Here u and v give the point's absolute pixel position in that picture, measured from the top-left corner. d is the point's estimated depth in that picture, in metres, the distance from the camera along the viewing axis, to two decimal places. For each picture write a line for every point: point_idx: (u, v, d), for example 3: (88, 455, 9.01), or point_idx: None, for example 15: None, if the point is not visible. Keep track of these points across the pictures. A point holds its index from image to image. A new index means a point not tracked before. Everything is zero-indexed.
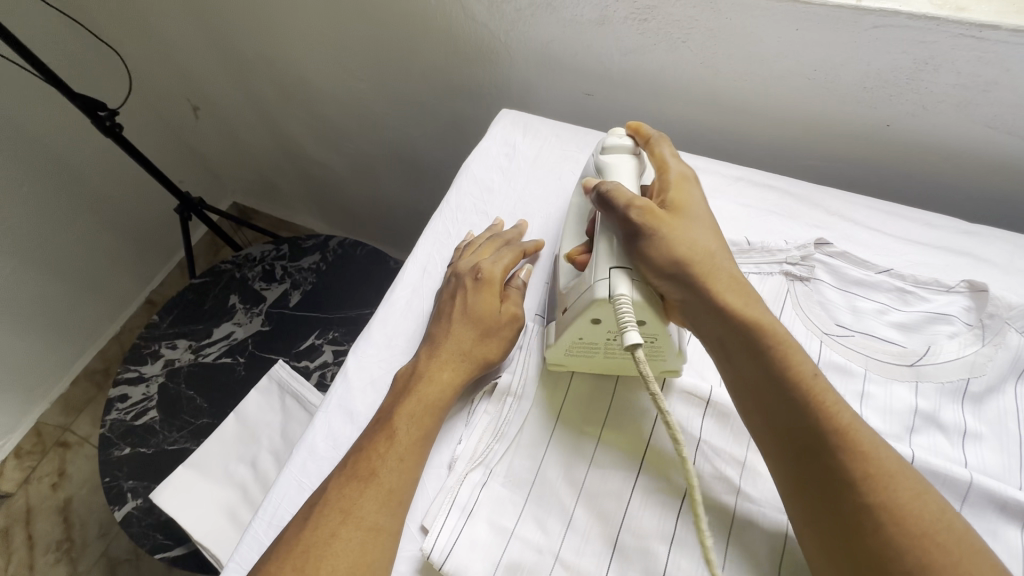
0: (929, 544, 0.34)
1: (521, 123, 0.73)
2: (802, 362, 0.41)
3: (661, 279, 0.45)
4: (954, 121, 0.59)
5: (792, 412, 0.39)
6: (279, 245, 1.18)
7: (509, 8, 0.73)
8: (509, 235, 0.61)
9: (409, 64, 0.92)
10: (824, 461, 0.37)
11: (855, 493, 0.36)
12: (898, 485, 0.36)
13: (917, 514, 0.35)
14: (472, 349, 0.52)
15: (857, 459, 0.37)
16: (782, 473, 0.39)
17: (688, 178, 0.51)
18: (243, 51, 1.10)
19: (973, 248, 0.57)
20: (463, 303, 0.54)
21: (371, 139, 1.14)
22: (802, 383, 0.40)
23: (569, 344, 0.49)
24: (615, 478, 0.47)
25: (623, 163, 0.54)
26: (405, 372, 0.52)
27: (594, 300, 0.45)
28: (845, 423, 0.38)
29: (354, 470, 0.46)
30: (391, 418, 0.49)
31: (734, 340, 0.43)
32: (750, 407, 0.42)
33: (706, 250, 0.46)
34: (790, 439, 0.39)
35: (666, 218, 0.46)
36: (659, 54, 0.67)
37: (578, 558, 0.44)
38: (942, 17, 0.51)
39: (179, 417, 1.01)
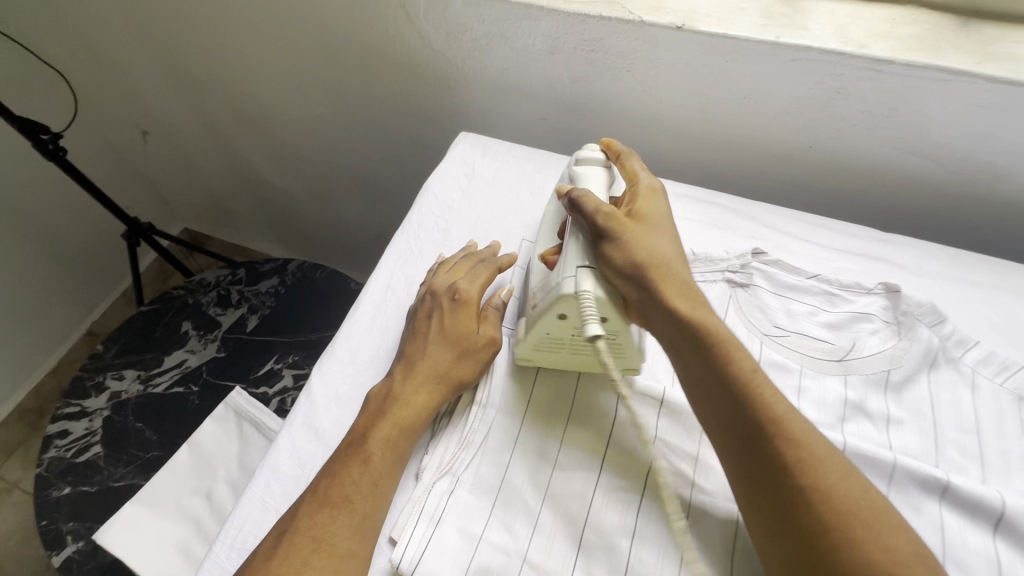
0: (854, 520, 0.37)
1: (480, 145, 0.76)
2: (744, 358, 0.44)
3: (621, 280, 0.48)
4: (865, 142, 0.66)
5: (735, 401, 0.43)
6: (235, 269, 1.16)
7: (465, 37, 0.77)
8: (483, 253, 0.62)
9: (367, 89, 0.94)
10: (760, 447, 0.41)
11: (790, 476, 0.39)
12: (827, 468, 0.39)
13: (844, 495, 0.38)
14: (449, 369, 0.53)
15: (790, 444, 0.40)
16: (727, 459, 0.43)
17: (654, 188, 0.56)
18: (197, 73, 1.09)
19: (887, 255, 0.63)
20: (438, 323, 0.55)
21: (328, 162, 1.15)
22: (743, 376, 0.43)
23: (538, 339, 0.51)
24: (578, 478, 0.49)
25: (595, 173, 0.57)
26: (379, 392, 0.52)
27: (560, 296, 0.48)
28: (779, 413, 0.41)
29: (326, 496, 0.46)
30: (361, 440, 0.49)
31: (681, 336, 0.46)
32: (699, 399, 0.45)
33: (663, 256, 0.49)
34: (735, 426, 0.42)
35: (627, 225, 0.50)
36: (605, 81, 0.73)
37: (545, 557, 0.45)
38: (846, 53, 0.59)
39: (125, 452, 0.96)
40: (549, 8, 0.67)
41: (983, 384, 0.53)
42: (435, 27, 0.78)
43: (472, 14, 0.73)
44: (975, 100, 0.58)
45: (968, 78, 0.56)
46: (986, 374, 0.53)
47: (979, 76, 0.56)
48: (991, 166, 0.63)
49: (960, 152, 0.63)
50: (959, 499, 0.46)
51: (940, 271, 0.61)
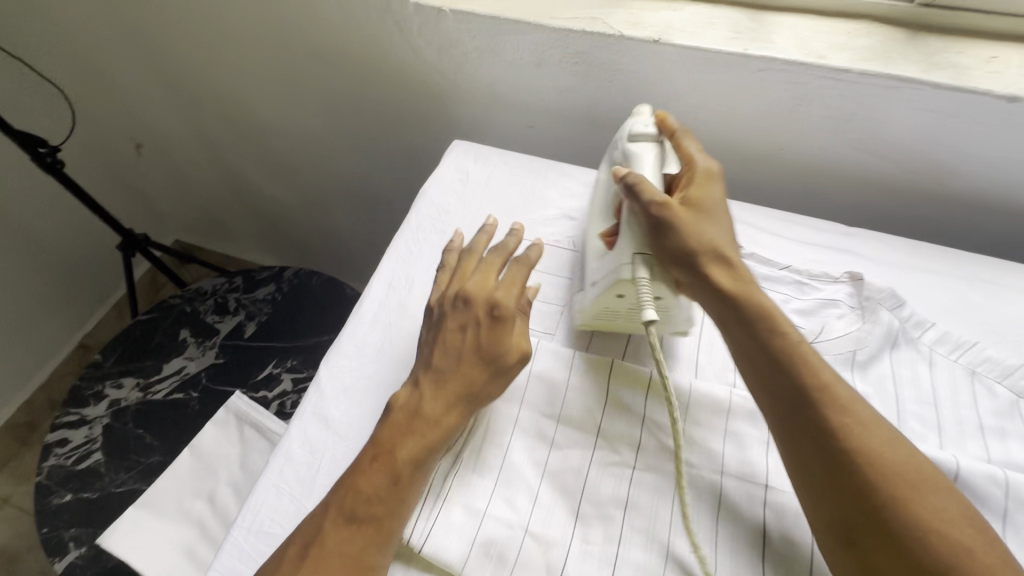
0: (902, 483, 0.42)
1: (472, 152, 0.79)
2: (791, 331, 0.49)
3: (673, 263, 0.53)
4: (828, 145, 0.72)
5: (783, 371, 0.48)
6: (231, 277, 1.18)
7: (457, 51, 0.81)
8: (510, 246, 0.60)
9: (362, 100, 0.98)
10: (811, 414, 0.46)
11: (841, 442, 0.44)
12: (872, 435, 0.44)
13: (890, 458, 0.43)
14: (479, 389, 0.52)
15: (837, 412, 0.45)
16: (777, 426, 0.47)
17: (712, 172, 0.58)
18: (194, 87, 1.12)
19: (853, 247, 0.68)
20: (467, 336, 0.53)
21: (323, 172, 1.18)
22: (792, 351, 0.48)
23: (597, 311, 0.58)
24: (575, 455, 0.52)
25: (647, 153, 0.60)
26: (405, 407, 0.51)
27: (619, 279, 0.54)
28: (826, 383, 0.46)
29: (354, 511, 0.47)
30: (388, 454, 0.49)
31: (729, 313, 0.52)
32: (750, 373, 0.50)
33: (716, 240, 0.54)
34: (783, 394, 0.47)
35: (683, 212, 0.54)
36: (590, 91, 0.78)
37: (545, 528, 0.49)
38: (808, 63, 0.64)
39: (126, 458, 0.97)
40: (536, 24, 0.72)
41: (940, 361, 0.58)
42: (428, 42, 0.82)
43: (464, 29, 0.77)
44: (924, 105, 0.64)
45: (916, 85, 0.62)
46: (942, 352, 0.58)
47: (926, 83, 0.62)
48: (942, 164, 0.69)
49: (914, 152, 0.69)
50: None
51: (899, 261, 0.67)
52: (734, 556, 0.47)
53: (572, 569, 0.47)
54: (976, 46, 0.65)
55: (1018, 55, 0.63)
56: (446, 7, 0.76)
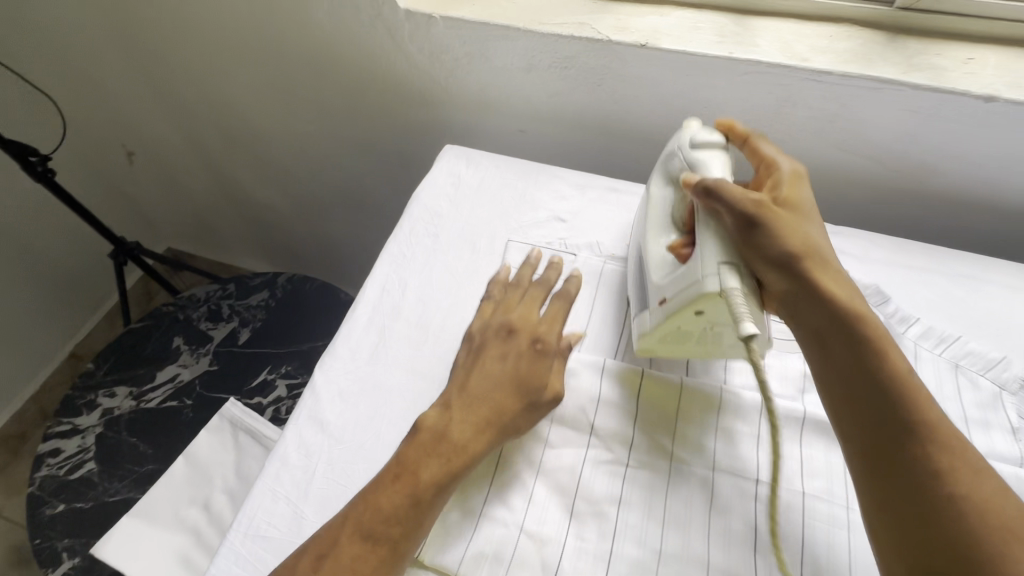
0: (1013, 538, 0.36)
1: (464, 156, 0.80)
2: (898, 357, 0.45)
3: (765, 267, 0.49)
4: (813, 145, 0.73)
5: (885, 395, 0.43)
6: (224, 284, 1.18)
7: (447, 57, 0.82)
8: (551, 279, 0.62)
9: (355, 106, 0.98)
10: (910, 446, 0.41)
11: (939, 482, 0.39)
12: (981, 482, 0.39)
13: (1002, 511, 0.38)
14: (510, 421, 0.52)
15: (940, 449, 0.41)
16: (865, 451, 0.43)
17: (798, 175, 0.54)
18: (186, 95, 1.12)
19: (839, 246, 0.70)
20: (506, 366, 0.54)
21: (317, 178, 1.18)
22: (896, 376, 0.44)
23: (668, 331, 0.54)
24: (569, 454, 0.53)
25: (716, 159, 0.56)
26: (433, 428, 0.51)
27: (704, 293, 0.49)
28: (932, 417, 0.42)
29: (372, 531, 0.46)
30: (410, 475, 0.48)
31: (830, 325, 0.47)
32: (836, 393, 0.46)
33: (812, 248, 0.50)
34: (880, 420, 0.43)
35: (777, 216, 0.50)
36: (580, 95, 0.79)
37: (541, 526, 0.49)
38: (791, 66, 0.66)
39: (119, 467, 0.97)
40: (526, 30, 0.73)
41: (925, 355, 0.59)
42: (419, 48, 0.83)
43: (454, 36, 0.78)
44: (904, 106, 0.65)
45: (896, 86, 0.64)
46: (927, 346, 0.60)
47: (905, 84, 0.63)
48: (924, 163, 0.70)
49: (896, 152, 0.70)
50: None
51: (884, 258, 0.68)
52: (727, 549, 0.48)
53: (568, 566, 0.47)
54: (953, 48, 0.66)
55: (993, 57, 0.65)
56: (436, 13, 0.77)
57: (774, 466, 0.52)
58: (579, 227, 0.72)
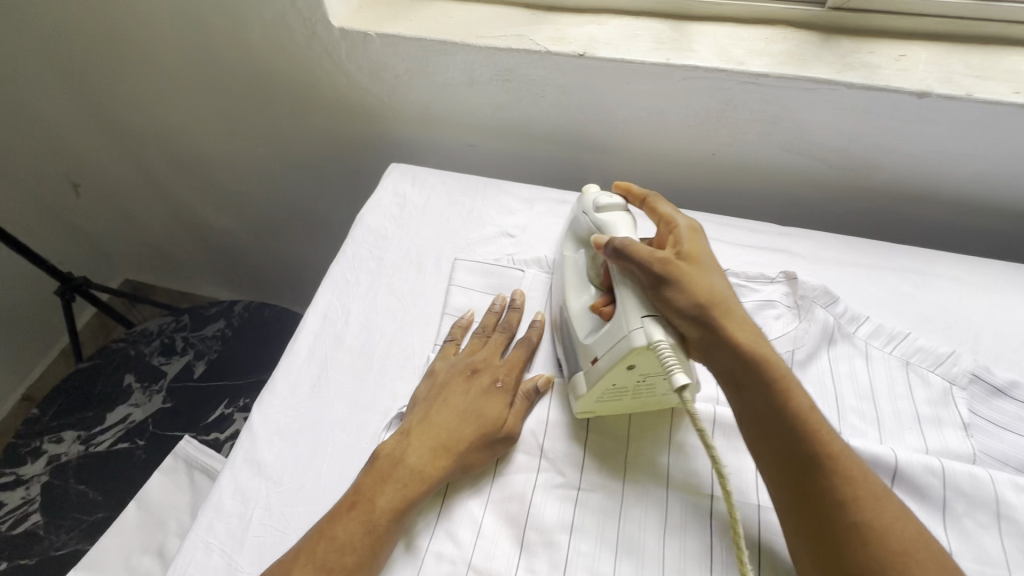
0: (910, 559, 0.39)
1: (410, 174, 0.78)
2: (800, 395, 0.46)
3: (680, 320, 0.48)
4: (759, 147, 0.73)
5: (793, 436, 0.44)
6: (178, 316, 1.15)
7: (387, 74, 0.81)
8: (512, 319, 0.61)
9: (299, 128, 0.96)
10: (821, 482, 0.43)
11: (846, 513, 0.41)
12: (884, 508, 0.41)
13: (900, 532, 0.41)
14: (467, 453, 0.50)
15: (845, 480, 0.43)
16: (783, 487, 0.44)
17: (695, 229, 0.55)
18: (127, 123, 1.08)
19: (788, 247, 0.69)
20: (468, 399, 0.53)
21: (269, 201, 1.15)
22: (802, 414, 0.45)
23: (601, 392, 0.51)
24: (517, 481, 0.51)
25: (618, 220, 0.56)
26: (387, 454, 0.50)
27: (633, 348, 0.47)
28: (837, 450, 0.44)
29: (325, 563, 0.44)
30: (366, 503, 0.47)
31: (740, 372, 0.47)
32: (754, 436, 0.46)
33: (721, 295, 0.50)
34: (792, 459, 0.44)
35: (684, 267, 0.50)
36: (523, 107, 0.78)
37: (488, 561, 0.47)
38: (728, 70, 0.65)
39: (67, 517, 0.91)
40: (463, 44, 0.72)
41: (876, 354, 0.59)
42: (358, 66, 0.81)
43: (392, 53, 0.77)
44: (842, 105, 0.65)
45: (831, 86, 0.64)
46: (877, 345, 0.59)
47: (840, 83, 0.63)
48: (867, 160, 0.71)
49: (838, 150, 0.71)
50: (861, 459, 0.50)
51: (832, 257, 0.68)
52: (682, 571, 0.46)
53: None
54: (886, 45, 0.67)
55: (925, 53, 0.65)
56: (371, 31, 0.75)
57: (728, 479, 0.50)
58: (527, 241, 0.70)
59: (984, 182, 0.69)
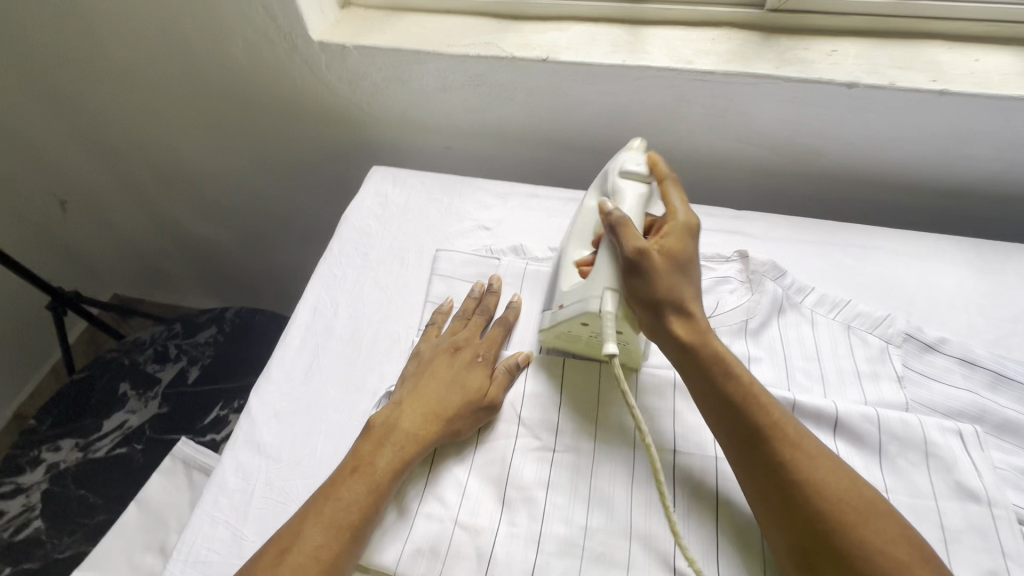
0: (846, 508, 0.44)
1: (390, 176, 0.83)
2: (740, 373, 0.51)
3: (636, 306, 0.54)
4: (712, 138, 0.79)
5: (735, 409, 0.50)
6: (171, 324, 1.18)
7: (366, 83, 0.86)
8: (490, 302, 0.65)
9: (283, 138, 1.01)
10: (761, 447, 0.48)
11: (787, 472, 0.46)
12: (819, 465, 0.46)
13: (835, 485, 0.45)
14: (450, 419, 0.55)
15: (784, 444, 0.48)
16: (732, 455, 0.50)
17: (691, 226, 0.57)
18: (115, 139, 1.12)
19: (742, 228, 0.75)
20: (453, 371, 0.58)
21: (255, 210, 1.19)
22: (741, 389, 0.50)
23: (561, 333, 0.60)
24: (498, 447, 0.56)
25: (633, 190, 0.59)
26: (381, 421, 0.55)
27: (586, 311, 0.55)
28: (775, 418, 0.49)
29: (333, 520, 0.48)
30: (369, 466, 0.51)
31: (689, 356, 0.53)
32: (705, 411, 0.52)
33: (683, 290, 0.54)
34: (735, 430, 0.49)
35: (657, 260, 0.53)
36: (495, 109, 0.83)
37: (473, 518, 0.51)
38: (678, 69, 0.71)
39: (68, 521, 0.94)
40: (435, 53, 0.77)
41: (821, 320, 0.65)
42: (337, 76, 0.86)
43: (369, 62, 0.82)
44: (783, 97, 0.72)
45: (772, 80, 0.70)
46: (823, 312, 0.65)
47: (779, 78, 0.70)
48: (810, 147, 0.77)
49: (784, 138, 0.77)
50: (807, 412, 0.56)
51: (781, 235, 0.74)
52: (649, 518, 0.51)
53: (500, 552, 0.50)
54: (820, 42, 0.73)
55: (855, 48, 0.72)
56: (348, 43, 0.80)
57: (689, 435, 0.56)
58: (502, 233, 0.76)
59: (914, 163, 0.75)
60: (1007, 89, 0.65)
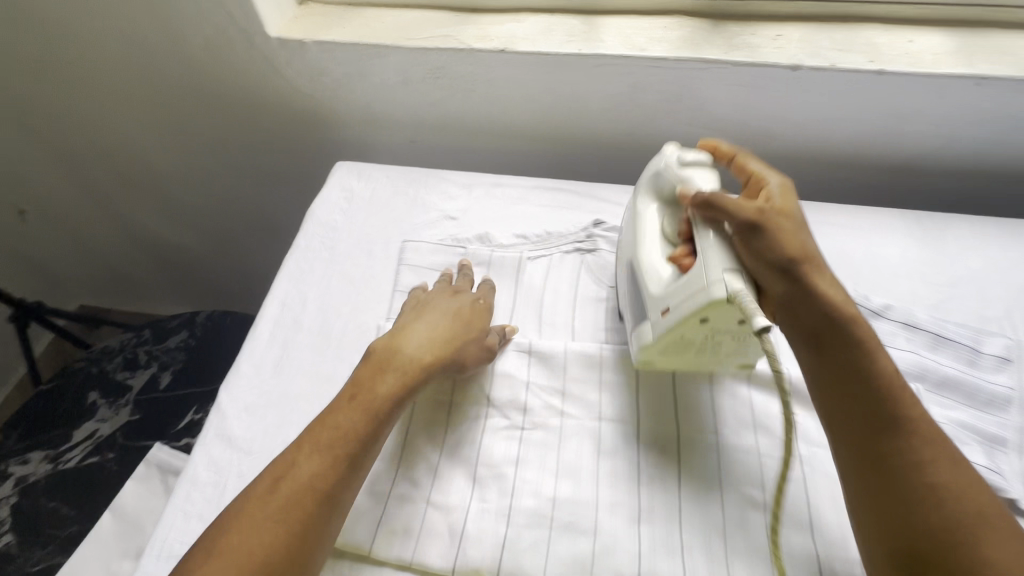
0: (980, 521, 0.42)
1: (356, 170, 0.83)
2: (885, 361, 0.48)
3: (771, 274, 0.50)
4: (668, 123, 0.82)
5: (874, 394, 0.47)
6: (140, 331, 1.16)
7: (328, 78, 0.86)
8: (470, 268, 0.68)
9: (248, 137, 1.00)
10: (897, 440, 0.45)
11: (924, 471, 0.44)
12: (959, 472, 0.44)
13: (973, 494, 0.43)
14: (455, 348, 0.57)
15: (921, 442, 0.45)
16: (859, 444, 0.47)
17: (788, 187, 0.56)
18: (72, 144, 1.09)
19: None
20: (453, 309, 0.61)
21: (223, 211, 1.18)
22: (883, 375, 0.48)
23: (668, 345, 0.53)
24: (468, 427, 0.57)
25: (703, 174, 0.57)
26: (383, 346, 0.56)
27: (712, 301, 0.48)
28: (917, 415, 0.46)
29: (329, 445, 0.49)
30: (367, 393, 0.53)
31: (825, 325, 0.50)
32: (831, 392, 0.49)
33: (811, 255, 0.52)
34: (869, 417, 0.47)
35: (781, 223, 0.52)
36: (457, 101, 0.84)
37: (445, 496, 0.53)
38: (632, 56, 0.74)
39: (41, 534, 0.92)
40: (395, 47, 0.78)
41: None
42: (298, 72, 0.86)
43: (329, 58, 0.82)
44: (733, 81, 0.74)
45: (720, 65, 0.73)
46: None
47: (727, 63, 0.72)
48: (761, 129, 0.80)
49: (736, 121, 0.80)
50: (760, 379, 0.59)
51: None
52: (614, 487, 0.53)
53: (471, 527, 0.51)
54: (766, 27, 0.76)
55: (798, 32, 0.75)
56: (307, 39, 0.80)
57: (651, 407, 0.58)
58: (468, 222, 0.77)
59: (859, 141, 0.79)
60: (940, 68, 0.69)
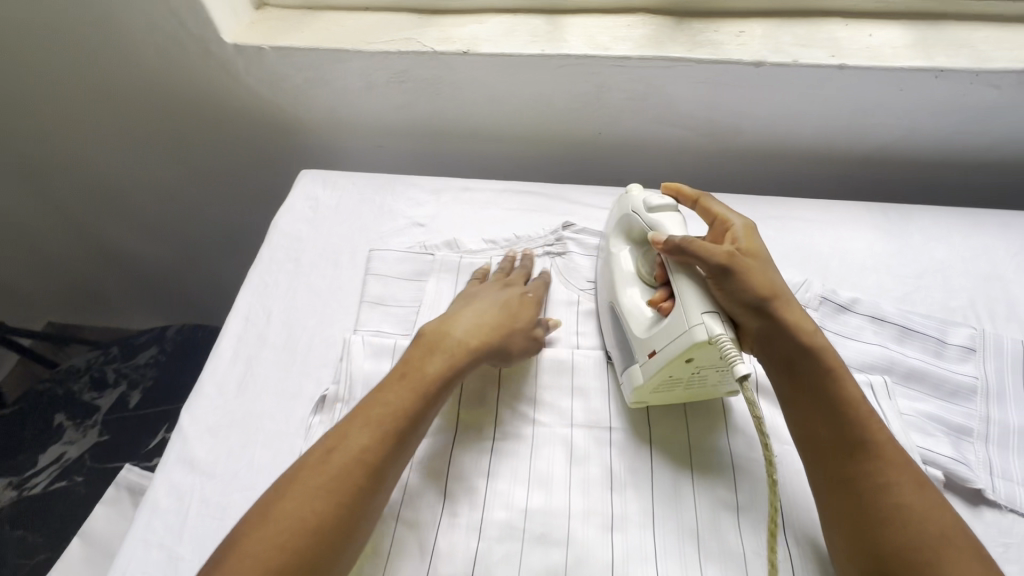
0: (946, 544, 0.42)
1: (322, 178, 0.82)
2: (851, 388, 0.49)
3: (744, 313, 0.50)
4: (635, 122, 0.81)
5: (845, 421, 0.47)
6: (107, 349, 1.14)
7: (289, 84, 0.84)
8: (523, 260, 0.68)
9: (211, 146, 0.97)
10: (863, 464, 0.46)
11: (889, 495, 0.44)
12: (924, 495, 0.44)
13: (937, 517, 0.43)
14: (502, 335, 0.58)
15: (886, 465, 0.46)
16: (828, 468, 0.47)
17: (751, 225, 0.56)
18: (25, 159, 1.05)
19: None
20: (502, 299, 0.61)
21: (191, 222, 1.15)
22: (851, 402, 0.48)
23: (657, 384, 0.53)
24: (439, 439, 0.56)
25: (671, 219, 0.57)
26: (433, 329, 0.56)
27: (694, 343, 0.48)
28: (883, 440, 0.47)
29: (371, 420, 0.48)
30: (417, 371, 0.52)
31: (796, 358, 0.50)
32: (804, 420, 0.49)
33: (779, 289, 0.52)
34: (839, 443, 0.47)
35: (747, 263, 0.51)
36: (422, 104, 0.83)
37: (415, 512, 0.52)
38: (596, 56, 0.73)
39: (7, 564, 0.87)
40: (355, 51, 0.76)
41: None
42: (258, 79, 0.84)
43: (289, 64, 0.80)
44: (698, 79, 0.74)
45: (685, 63, 0.72)
46: None
47: (691, 60, 0.72)
48: (727, 125, 0.80)
49: (702, 118, 0.80)
50: None
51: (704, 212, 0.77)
52: (588, 494, 0.53)
53: (443, 544, 0.50)
54: (728, 23, 0.76)
55: (760, 28, 0.75)
56: (265, 45, 0.78)
57: (622, 411, 0.58)
58: (436, 228, 0.76)
59: (823, 135, 0.80)
60: (899, 61, 0.69)
